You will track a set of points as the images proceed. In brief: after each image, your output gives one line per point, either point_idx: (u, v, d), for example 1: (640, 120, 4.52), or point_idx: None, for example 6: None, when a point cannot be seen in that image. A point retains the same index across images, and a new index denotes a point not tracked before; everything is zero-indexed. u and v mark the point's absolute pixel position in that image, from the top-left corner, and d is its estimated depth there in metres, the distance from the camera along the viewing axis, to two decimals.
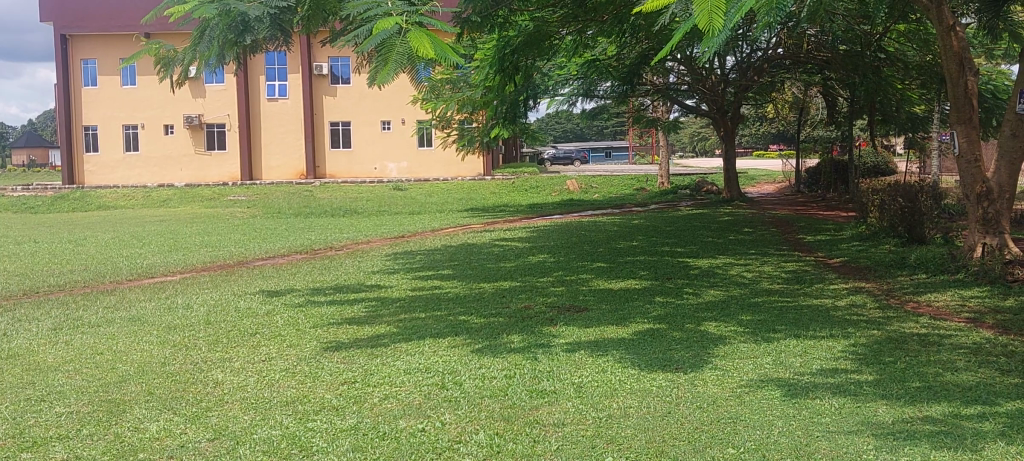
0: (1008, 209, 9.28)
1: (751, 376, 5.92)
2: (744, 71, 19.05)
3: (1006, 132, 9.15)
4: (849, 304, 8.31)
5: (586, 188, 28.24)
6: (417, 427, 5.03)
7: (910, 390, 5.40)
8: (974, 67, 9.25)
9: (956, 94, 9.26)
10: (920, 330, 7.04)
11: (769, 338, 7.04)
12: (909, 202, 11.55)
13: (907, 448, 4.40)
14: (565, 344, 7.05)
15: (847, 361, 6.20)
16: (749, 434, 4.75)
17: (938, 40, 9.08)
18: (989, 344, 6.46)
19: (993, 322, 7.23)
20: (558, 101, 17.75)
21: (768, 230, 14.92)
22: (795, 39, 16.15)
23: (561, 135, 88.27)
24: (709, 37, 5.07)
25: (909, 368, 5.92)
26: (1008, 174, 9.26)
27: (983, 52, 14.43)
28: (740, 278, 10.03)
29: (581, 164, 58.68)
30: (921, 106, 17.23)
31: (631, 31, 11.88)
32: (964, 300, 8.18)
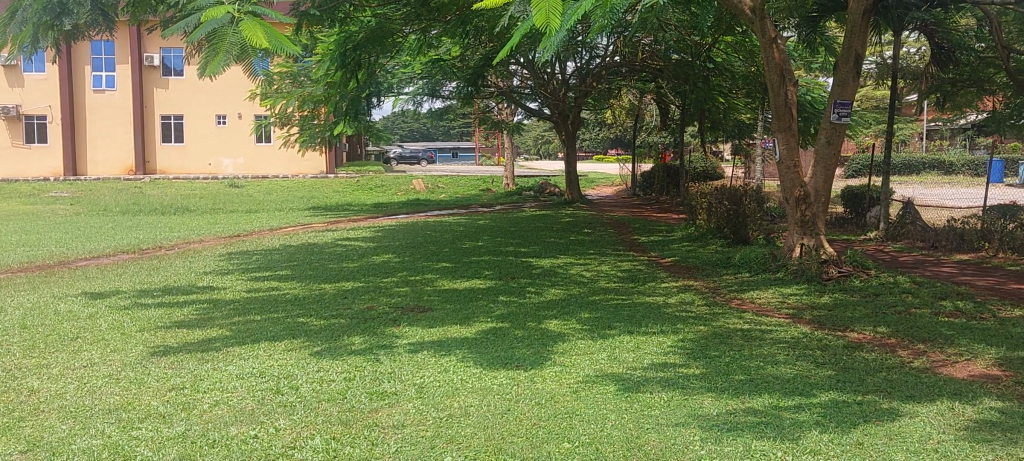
0: (824, 211, 9.89)
1: (587, 371, 6.07)
2: (583, 76, 19.51)
3: (821, 141, 9.71)
4: (679, 301, 8.66)
5: (431, 187, 28.22)
6: (250, 434, 4.87)
7: (734, 383, 5.67)
8: (794, 78, 9.77)
9: (778, 103, 9.79)
10: (744, 326, 7.41)
11: (605, 335, 7.22)
12: (734, 205, 12.18)
13: (731, 438, 4.61)
14: (407, 345, 6.99)
15: (675, 356, 6.46)
16: (584, 428, 4.86)
17: (761, 52, 9.54)
18: (806, 338, 6.88)
19: (810, 318, 7.71)
20: (402, 100, 17.64)
21: (607, 231, 15.36)
22: (631, 47, 16.72)
23: (407, 134, 88.01)
24: (547, 37, 5.11)
25: (734, 361, 6.22)
26: (824, 179, 9.85)
27: (803, 65, 15.38)
28: (579, 277, 10.28)
29: (426, 164, 58.61)
30: (748, 114, 18.16)
31: (474, 32, 11.95)
32: (784, 297, 8.68)
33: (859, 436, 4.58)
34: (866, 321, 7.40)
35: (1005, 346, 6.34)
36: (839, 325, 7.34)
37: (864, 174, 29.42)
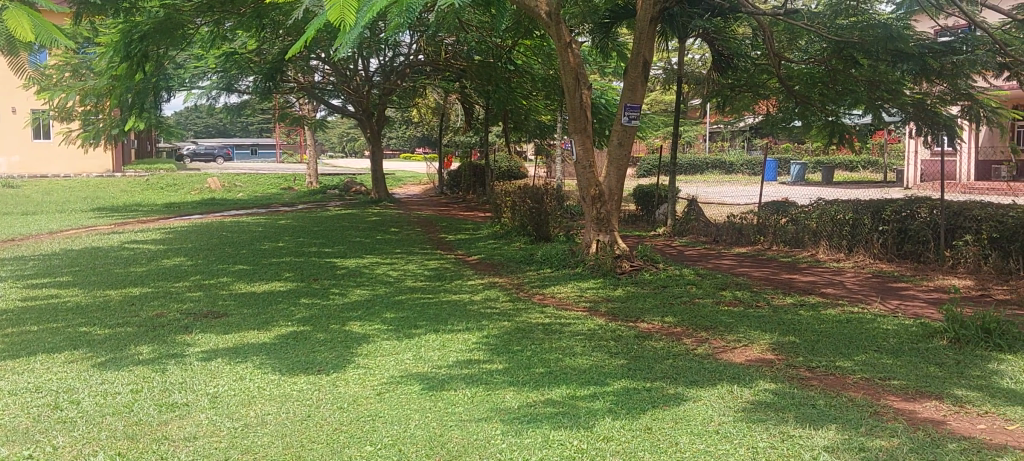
0: (618, 209, 10.31)
1: (391, 372, 6.05)
2: (387, 74, 19.41)
3: (614, 142, 10.12)
4: (483, 298, 8.78)
5: (229, 186, 27.18)
6: (23, 454, 4.49)
7: (534, 376, 5.81)
8: (589, 82, 10.10)
9: (573, 105, 10.10)
10: (544, 320, 7.62)
11: (409, 334, 7.22)
12: (536, 203, 12.48)
13: (531, 431, 4.70)
14: (200, 353, 6.69)
15: (479, 352, 6.55)
16: (387, 430, 4.82)
17: (557, 55, 9.82)
18: (602, 330, 7.15)
19: (606, 310, 8.03)
20: (196, 95, 16.85)
21: (411, 229, 15.36)
22: (434, 46, 16.79)
23: (203, 130, 84.31)
24: (343, 33, 5.00)
25: (535, 355, 6.37)
26: (617, 179, 10.25)
27: (598, 68, 16.01)
28: (384, 277, 10.20)
29: (224, 161, 56.39)
30: (548, 115, 18.68)
31: (272, 25, 11.59)
32: (582, 292, 8.98)
33: (648, 421, 4.79)
34: (656, 312, 7.79)
35: (778, 331, 6.84)
36: (632, 317, 7.69)
37: (656, 173, 31.03)
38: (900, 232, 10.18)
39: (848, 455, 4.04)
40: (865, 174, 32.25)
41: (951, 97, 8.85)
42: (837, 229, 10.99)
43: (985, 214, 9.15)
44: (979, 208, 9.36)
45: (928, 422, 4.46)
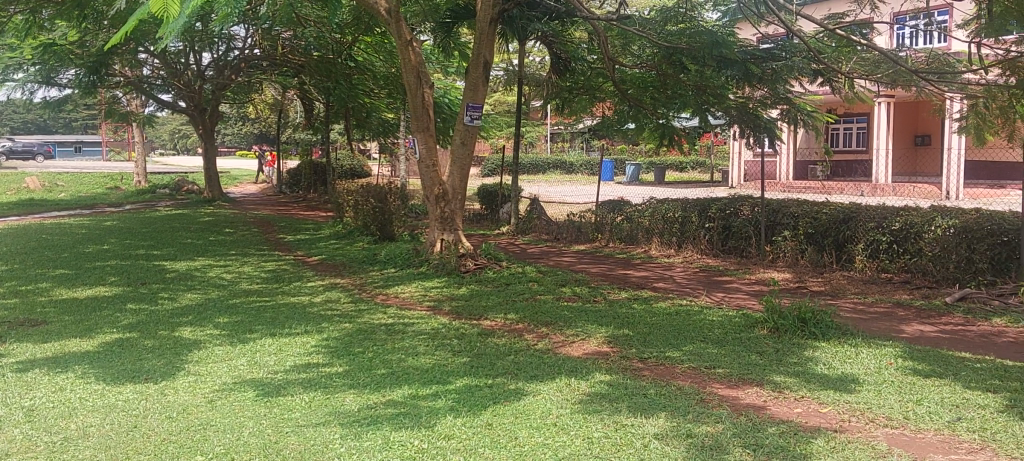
0: (461, 208, 10.35)
1: (224, 378, 5.85)
2: (221, 69, 18.75)
3: (457, 141, 10.14)
4: (324, 300, 8.62)
5: (49, 186, 25.57)
6: None
7: (375, 377, 5.71)
8: (430, 80, 10.10)
9: (415, 104, 10.05)
10: (386, 321, 7.56)
11: (245, 339, 7.00)
12: (378, 202, 12.36)
13: (369, 433, 4.51)
14: (14, 364, 6.26)
15: (319, 355, 6.42)
16: (219, 439, 4.62)
17: (398, 53, 9.74)
18: (445, 329, 7.14)
19: (450, 309, 8.04)
20: (10, 88, 15.74)
21: (249, 230, 14.92)
22: (270, 41, 16.34)
23: (19, 125, 78.87)
24: (166, 25, 4.76)
25: (376, 356, 6.29)
26: (460, 178, 10.28)
27: (440, 67, 16.03)
28: (218, 280, 9.85)
29: (43, 159, 53.00)
30: (390, 113, 18.55)
31: (94, 15, 10.95)
32: (425, 291, 8.95)
33: (489, 418, 4.66)
34: (498, 309, 7.85)
35: (613, 325, 7.02)
36: (475, 314, 7.71)
37: (498, 173, 31.46)
38: (725, 228, 10.71)
39: (676, 441, 4.07)
40: (695, 174, 33.77)
41: (772, 101, 9.32)
42: (670, 226, 11.45)
43: (801, 211, 9.74)
44: (795, 206, 9.95)
45: (751, 408, 4.57)
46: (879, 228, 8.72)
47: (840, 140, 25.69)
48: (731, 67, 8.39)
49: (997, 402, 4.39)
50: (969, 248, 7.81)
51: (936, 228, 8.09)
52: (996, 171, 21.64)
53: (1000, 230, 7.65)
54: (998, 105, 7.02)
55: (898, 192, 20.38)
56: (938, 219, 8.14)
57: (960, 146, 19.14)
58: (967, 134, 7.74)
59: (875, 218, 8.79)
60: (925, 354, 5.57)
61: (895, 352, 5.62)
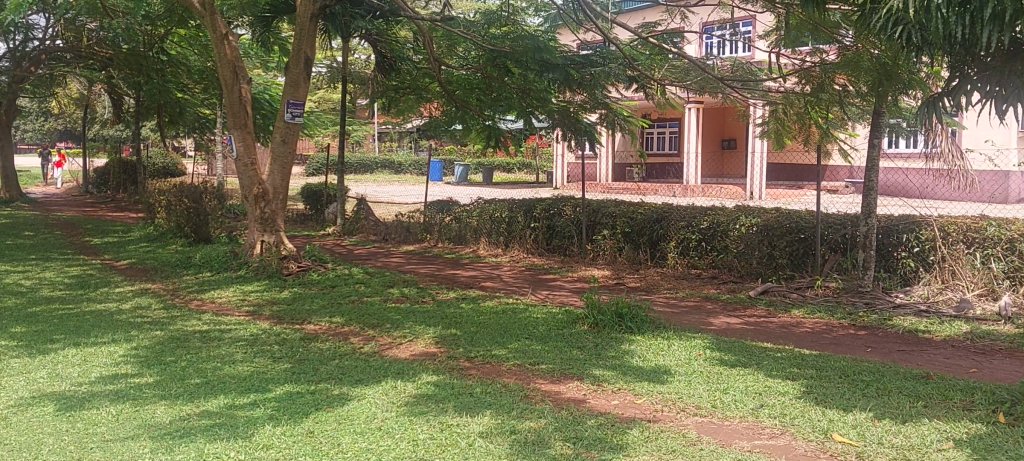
0: (283, 207, 10.07)
1: (21, 393, 5.42)
2: (18, 60, 17.43)
3: (277, 139, 9.84)
4: (133, 306, 8.16)
5: None
6: None
7: (189, 387, 5.43)
8: (247, 76, 9.78)
9: (232, 100, 9.69)
10: (202, 327, 7.24)
11: (45, 350, 6.52)
12: (194, 202, 11.83)
13: (182, 446, 4.26)
14: None
15: (127, 365, 6.07)
16: (13, 458, 4.26)
17: (213, 47, 9.39)
18: (265, 334, 6.90)
19: (270, 313, 7.80)
20: None
21: (51, 233, 13.95)
22: (73, 31, 15.33)
23: None
24: None
25: (190, 365, 6.00)
26: (280, 176, 9.99)
27: (260, 63, 15.53)
28: (14, 287, 9.14)
29: None
30: (207, 109, 17.83)
31: None
32: (245, 295, 8.66)
33: (311, 424, 4.47)
34: (322, 313, 7.68)
35: (440, 325, 6.97)
36: (297, 319, 7.51)
37: (324, 172, 30.88)
38: (549, 227, 10.95)
39: (500, 439, 4.05)
40: (520, 176, 34.40)
41: (590, 105, 9.56)
42: (496, 226, 11.61)
43: (619, 210, 10.09)
44: (613, 205, 10.29)
45: (571, 402, 4.66)
46: (689, 227, 9.16)
47: (655, 144, 26.78)
48: (552, 71, 8.56)
49: (795, 388, 4.67)
50: (771, 245, 8.33)
51: (741, 226, 8.58)
52: (794, 172, 23.21)
53: (796, 228, 8.19)
54: (794, 112, 7.51)
55: (708, 192, 21.52)
56: (742, 218, 8.65)
57: (762, 150, 20.43)
58: (768, 138, 8.24)
59: (687, 217, 9.22)
60: (732, 345, 5.88)
61: (704, 344, 5.91)
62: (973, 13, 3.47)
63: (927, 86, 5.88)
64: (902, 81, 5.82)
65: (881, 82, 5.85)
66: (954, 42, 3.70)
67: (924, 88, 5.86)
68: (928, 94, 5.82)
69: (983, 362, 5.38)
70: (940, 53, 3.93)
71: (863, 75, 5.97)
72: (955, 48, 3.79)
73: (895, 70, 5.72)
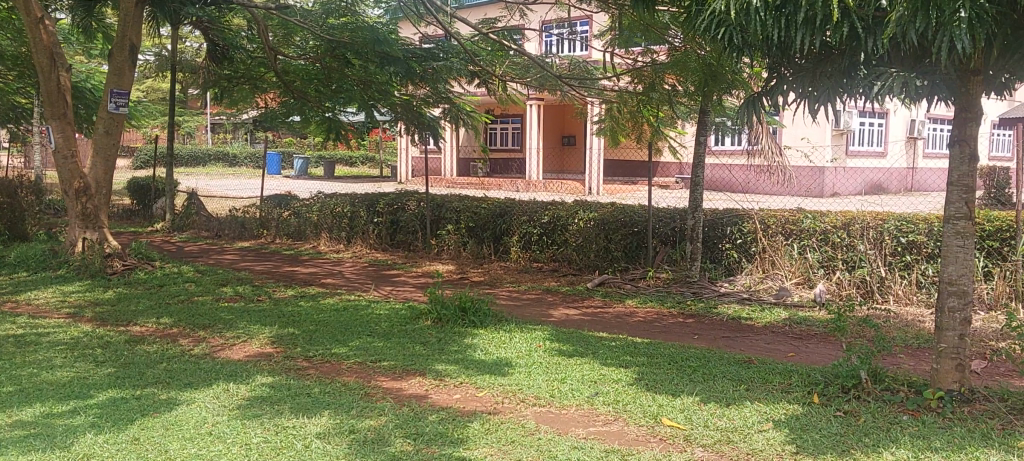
0: (106, 202, 9.55)
1: None
2: None
3: (100, 131, 9.31)
4: None
5: None
6: None
7: (1, 396, 5.04)
8: (66, 64, 9.20)
9: (48, 88, 9.08)
10: (15, 332, 6.74)
11: None
12: (8, 197, 11.01)
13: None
14: None
15: None
16: None
17: (27, 32, 8.76)
18: (86, 337, 6.50)
19: (93, 316, 7.36)
20: None
21: None
22: None
23: None
24: None
25: (2, 372, 5.56)
26: (103, 169, 9.45)
27: (80, 50, 14.63)
28: None
29: None
30: (22, 97, 16.62)
31: None
32: (65, 297, 8.13)
33: (136, 431, 4.24)
34: (150, 314, 7.31)
35: (277, 324, 6.78)
36: (122, 320, 7.11)
37: (153, 166, 29.41)
38: (392, 223, 10.86)
39: (338, 439, 3.97)
40: (362, 170, 33.97)
41: (433, 100, 9.54)
42: (336, 221, 11.42)
43: (462, 205, 10.13)
44: (456, 201, 10.32)
45: (412, 398, 4.63)
46: (530, 221, 9.31)
47: (498, 139, 27.03)
48: (394, 64, 8.47)
49: (627, 375, 4.82)
50: (607, 238, 8.59)
51: (579, 220, 8.81)
52: (629, 168, 23.97)
53: (631, 222, 8.46)
54: (628, 110, 7.74)
55: (549, 187, 21.92)
56: (580, 212, 8.86)
57: (600, 146, 20.98)
58: (604, 135, 8.46)
59: (528, 212, 9.36)
60: (569, 336, 6.02)
61: (543, 335, 6.01)
62: (787, 17, 3.65)
63: (749, 87, 6.20)
64: (725, 81, 6.11)
65: (707, 82, 6.12)
66: (771, 44, 3.89)
67: (746, 88, 6.17)
68: (750, 94, 6.12)
69: (800, 346, 5.72)
70: (757, 55, 4.13)
71: (691, 74, 6.22)
72: (772, 50, 3.98)
73: (720, 72, 6.00)
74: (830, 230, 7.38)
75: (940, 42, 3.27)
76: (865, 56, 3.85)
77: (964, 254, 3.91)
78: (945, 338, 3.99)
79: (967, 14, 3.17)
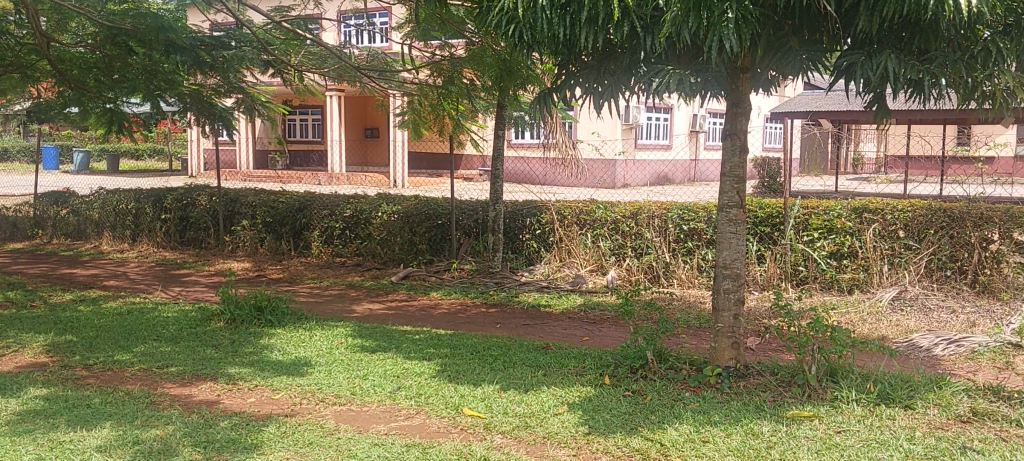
0: None
1: None
2: None
3: None
4: None
5: None
6: None
7: None
8: None
9: None
10: None
11: None
12: None
13: None
14: None
15: None
16: None
17: None
18: None
19: None
20: None
21: None
22: None
23: None
24: None
25: None
26: None
27: None
28: None
29: None
30: None
31: None
32: None
33: None
34: None
35: (51, 332, 6.29)
36: None
37: None
38: (182, 219, 10.36)
39: (121, 451, 3.74)
40: (151, 162, 32.15)
41: (225, 90, 9.14)
42: (121, 219, 10.76)
43: (258, 199, 9.79)
44: (251, 194, 9.97)
45: (202, 404, 4.43)
46: (331, 215, 9.16)
47: (297, 131, 26.30)
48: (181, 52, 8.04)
49: (430, 368, 4.83)
50: (411, 231, 8.59)
51: (382, 213, 8.77)
52: (433, 161, 24.06)
53: (434, 215, 8.51)
54: (429, 103, 7.74)
55: (352, 180, 21.63)
56: (383, 206, 8.82)
57: (403, 138, 20.89)
58: (405, 128, 8.43)
59: (328, 206, 9.21)
60: (371, 331, 5.96)
61: (344, 332, 5.92)
62: (572, 14, 3.78)
63: (542, 81, 6.35)
64: (519, 76, 6.23)
65: (502, 77, 6.22)
66: (557, 41, 4.00)
67: (539, 83, 6.32)
68: (544, 88, 6.28)
69: (594, 330, 5.95)
70: (547, 50, 4.23)
71: (487, 69, 6.29)
72: (559, 47, 4.09)
73: (515, 68, 6.12)
74: (620, 220, 7.71)
75: (711, 41, 3.48)
76: (645, 55, 4.04)
77: (736, 240, 4.19)
78: (721, 318, 4.26)
79: (734, 14, 3.39)
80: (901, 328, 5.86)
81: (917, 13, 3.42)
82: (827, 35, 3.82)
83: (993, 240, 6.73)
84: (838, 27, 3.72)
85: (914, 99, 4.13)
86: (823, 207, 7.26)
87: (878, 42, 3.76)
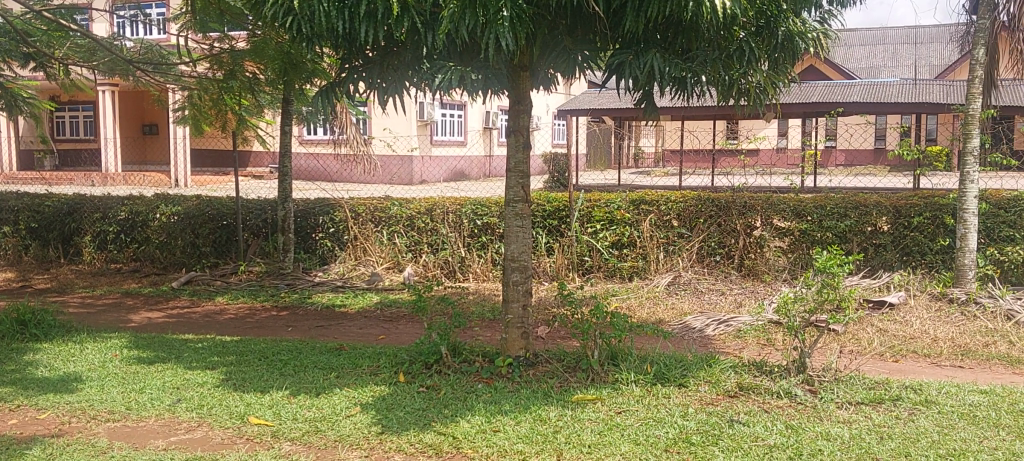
0: None
1: None
2: None
3: None
4: None
5: None
6: None
7: None
8: None
9: None
10: None
11: None
12: None
13: None
14: None
15: None
16: None
17: None
18: None
19: None
20: None
21: None
22: None
23: None
24: None
25: None
26: None
27: None
28: None
29: None
30: None
31: None
32: None
33: None
34: None
35: None
36: None
37: None
38: None
39: None
40: None
41: None
42: None
43: (20, 203, 9.01)
44: (13, 197, 9.18)
45: None
46: (104, 219, 8.60)
47: (67, 129, 24.61)
48: None
49: (214, 377, 4.64)
50: (193, 233, 8.20)
51: (161, 215, 8.35)
52: (220, 158, 23.15)
53: (219, 215, 8.16)
54: (208, 98, 7.39)
55: (129, 181, 20.46)
56: (163, 207, 8.39)
57: (184, 136, 19.89)
58: (185, 125, 8.03)
59: (100, 209, 8.63)
60: (151, 341, 5.65)
61: (120, 344, 5.57)
62: (351, 9, 3.74)
63: (328, 76, 6.22)
64: (304, 70, 6.06)
65: (287, 71, 6.03)
66: (337, 35, 3.94)
67: (325, 78, 6.19)
68: (329, 82, 6.15)
69: (389, 328, 5.92)
70: (328, 44, 4.16)
71: (270, 62, 6.08)
72: (340, 42, 4.03)
73: (299, 62, 5.95)
74: (414, 216, 7.73)
75: (488, 39, 3.54)
76: (427, 51, 4.07)
77: (521, 232, 4.29)
78: (510, 309, 4.35)
79: (509, 13, 3.48)
80: (676, 311, 6.23)
81: (677, 14, 3.63)
82: (598, 34, 3.98)
83: (756, 226, 7.26)
84: (608, 26, 3.88)
85: (679, 96, 4.38)
86: (604, 200, 7.58)
87: (644, 41, 3.96)
